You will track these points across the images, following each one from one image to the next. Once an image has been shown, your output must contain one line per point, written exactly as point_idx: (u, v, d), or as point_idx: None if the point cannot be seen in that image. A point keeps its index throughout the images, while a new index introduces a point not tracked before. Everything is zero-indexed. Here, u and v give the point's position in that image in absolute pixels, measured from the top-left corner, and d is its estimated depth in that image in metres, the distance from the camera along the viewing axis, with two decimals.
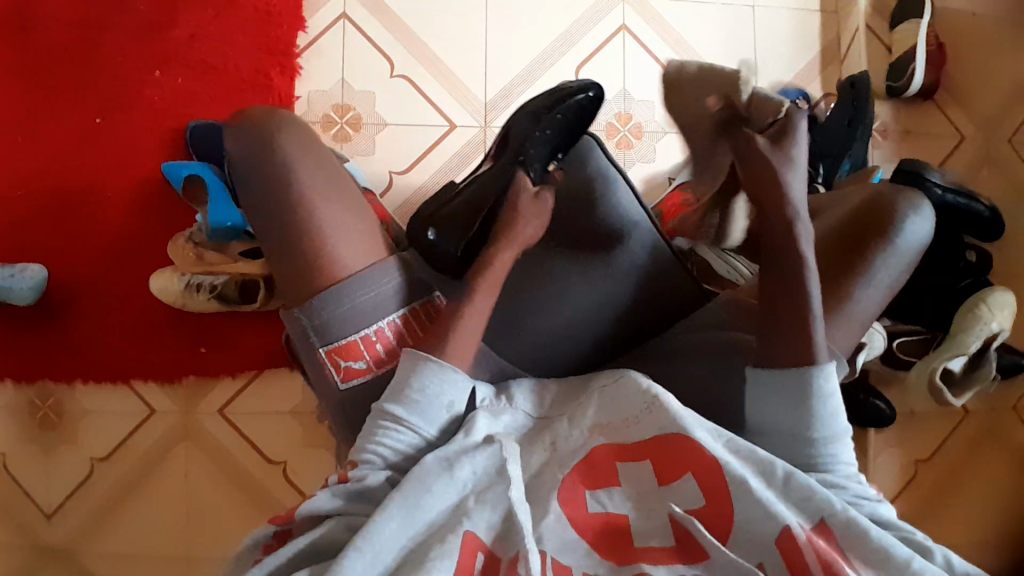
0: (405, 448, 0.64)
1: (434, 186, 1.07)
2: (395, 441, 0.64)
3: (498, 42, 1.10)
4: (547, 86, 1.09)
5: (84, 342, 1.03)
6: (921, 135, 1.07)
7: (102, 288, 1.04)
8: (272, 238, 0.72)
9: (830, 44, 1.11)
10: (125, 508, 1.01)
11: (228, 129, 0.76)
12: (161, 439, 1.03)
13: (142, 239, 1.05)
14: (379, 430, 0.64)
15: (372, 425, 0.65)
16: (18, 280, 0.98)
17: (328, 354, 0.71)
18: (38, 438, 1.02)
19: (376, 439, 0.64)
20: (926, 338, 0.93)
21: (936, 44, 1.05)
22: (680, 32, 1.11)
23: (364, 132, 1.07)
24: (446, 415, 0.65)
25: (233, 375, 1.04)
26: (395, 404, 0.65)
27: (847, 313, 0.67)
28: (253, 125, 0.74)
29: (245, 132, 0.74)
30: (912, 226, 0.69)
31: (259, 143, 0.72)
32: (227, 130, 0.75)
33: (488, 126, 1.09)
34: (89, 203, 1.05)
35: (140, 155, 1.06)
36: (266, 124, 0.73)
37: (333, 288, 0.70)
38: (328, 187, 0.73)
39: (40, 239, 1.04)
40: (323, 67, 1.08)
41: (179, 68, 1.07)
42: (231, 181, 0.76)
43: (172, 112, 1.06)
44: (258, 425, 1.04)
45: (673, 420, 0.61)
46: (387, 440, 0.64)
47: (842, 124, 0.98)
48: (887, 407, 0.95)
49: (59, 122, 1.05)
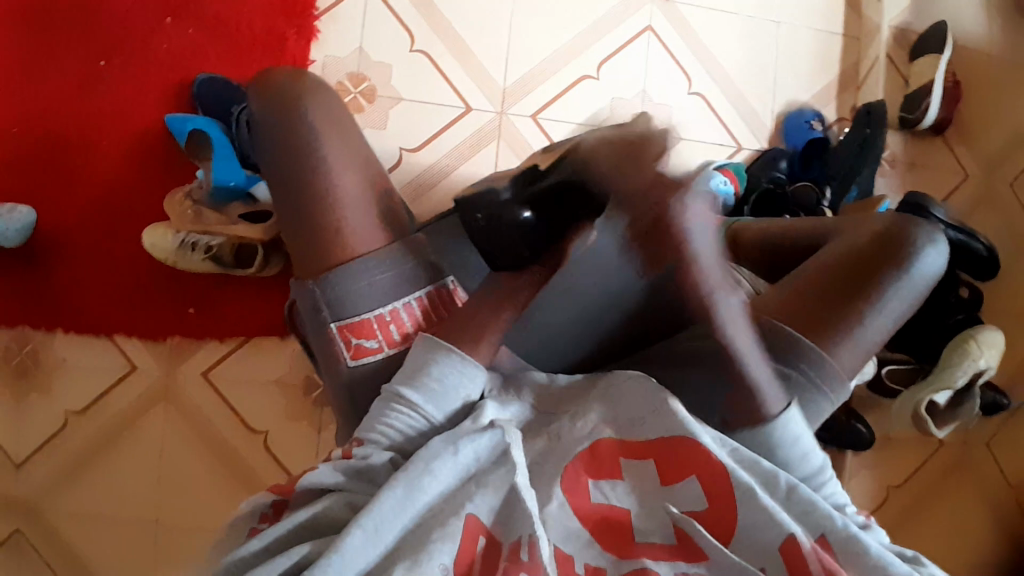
0: (414, 434, 0.64)
1: (444, 168, 1.05)
2: (405, 425, 0.63)
3: (520, 28, 1.08)
4: (565, 80, 1.08)
5: (67, 291, 0.99)
6: (927, 170, 1.09)
7: (92, 236, 1.00)
8: (291, 208, 0.71)
9: (849, 69, 1.12)
10: (97, 465, 0.98)
11: (254, 86, 0.74)
12: (141, 397, 1.00)
13: (139, 191, 1.01)
14: (387, 413, 0.64)
15: (381, 407, 0.65)
16: (5, 221, 0.94)
17: (339, 330, 0.69)
18: (10, 385, 0.98)
19: (385, 422, 0.63)
20: (914, 368, 0.97)
21: (952, 82, 1.08)
22: (704, 40, 1.11)
23: (378, 104, 1.05)
24: (457, 404, 0.65)
25: (221, 340, 1.02)
26: (409, 389, 0.64)
27: (855, 337, 0.70)
28: (282, 88, 0.73)
29: (270, 97, 0.73)
30: (926, 258, 0.73)
31: (286, 110, 0.71)
32: (252, 88, 0.74)
33: (503, 113, 1.07)
34: (84, 147, 1.01)
35: (144, 102, 1.02)
36: (295, 91, 0.72)
37: (352, 263, 0.69)
38: (353, 162, 0.73)
39: (29, 179, 0.99)
40: (342, 33, 1.06)
41: (192, 16, 1.03)
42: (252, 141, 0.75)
43: (182, 62, 1.03)
44: (243, 392, 1.02)
45: (680, 423, 0.62)
46: (396, 422, 0.63)
47: (854, 147, 1.01)
48: (867, 431, 0.99)
49: (60, 59, 1.01)
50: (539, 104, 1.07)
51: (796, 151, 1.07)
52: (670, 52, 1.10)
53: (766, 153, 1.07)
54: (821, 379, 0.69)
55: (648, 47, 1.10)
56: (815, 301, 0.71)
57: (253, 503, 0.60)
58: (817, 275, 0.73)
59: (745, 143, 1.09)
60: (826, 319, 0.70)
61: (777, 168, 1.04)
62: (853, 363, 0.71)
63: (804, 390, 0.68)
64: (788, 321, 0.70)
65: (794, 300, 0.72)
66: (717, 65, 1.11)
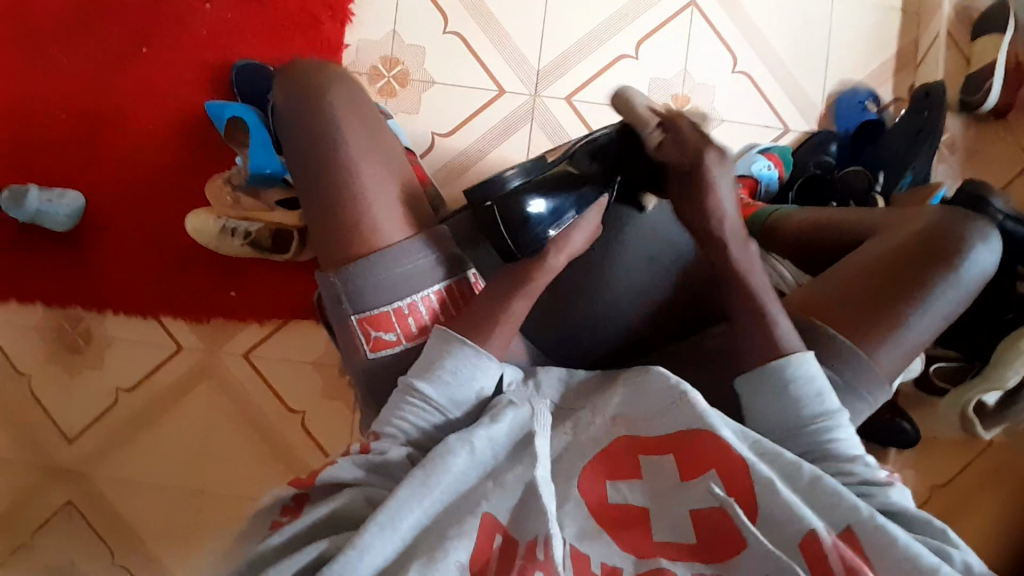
0: (430, 427, 0.64)
1: (476, 153, 1.04)
2: (420, 419, 0.64)
3: (557, 6, 1.05)
4: (602, 60, 1.05)
5: (114, 273, 1.03)
6: (991, 153, 1.02)
7: (138, 220, 1.03)
8: (313, 201, 0.72)
9: (909, 45, 1.05)
10: (144, 439, 1.03)
11: (279, 77, 0.75)
12: (184, 376, 1.04)
13: (180, 176, 1.04)
14: (404, 406, 0.64)
15: (397, 399, 0.65)
16: (56, 207, 0.98)
17: (359, 323, 0.70)
18: (64, 362, 1.03)
19: (401, 415, 0.64)
20: (962, 366, 0.92)
21: (1016, 62, 1.00)
22: (750, 14, 1.05)
23: (411, 88, 1.04)
24: (474, 399, 0.65)
25: (259, 322, 1.05)
26: (424, 382, 0.64)
27: (898, 338, 0.66)
28: (303, 79, 0.73)
29: (294, 84, 0.73)
30: (976, 257, 0.68)
31: (309, 98, 0.72)
32: (277, 78, 0.75)
33: (537, 96, 1.04)
34: (129, 134, 1.04)
35: (184, 89, 1.04)
36: (319, 78, 0.73)
37: (372, 257, 0.69)
38: (373, 152, 0.72)
39: (78, 164, 1.03)
40: (376, 15, 1.05)
41: (229, 2, 1.04)
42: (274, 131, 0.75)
43: (219, 47, 1.04)
44: (281, 372, 1.05)
45: (699, 417, 0.59)
46: (411, 416, 0.64)
47: (910, 133, 0.94)
48: (911, 428, 0.94)
49: (104, 47, 1.04)
50: (574, 86, 1.04)
51: (847, 134, 1.02)
52: (714, 28, 1.05)
53: (815, 134, 1.02)
54: (855, 382, 0.66)
55: (691, 23, 1.05)
56: (853, 300, 0.68)
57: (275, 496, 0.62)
58: (857, 272, 0.70)
59: (792, 124, 1.04)
60: (867, 319, 0.67)
61: (826, 151, 1.00)
62: (894, 365, 0.67)
63: (838, 395, 0.66)
64: (819, 319, 0.68)
65: (831, 301, 0.69)
66: (765, 40, 1.05)
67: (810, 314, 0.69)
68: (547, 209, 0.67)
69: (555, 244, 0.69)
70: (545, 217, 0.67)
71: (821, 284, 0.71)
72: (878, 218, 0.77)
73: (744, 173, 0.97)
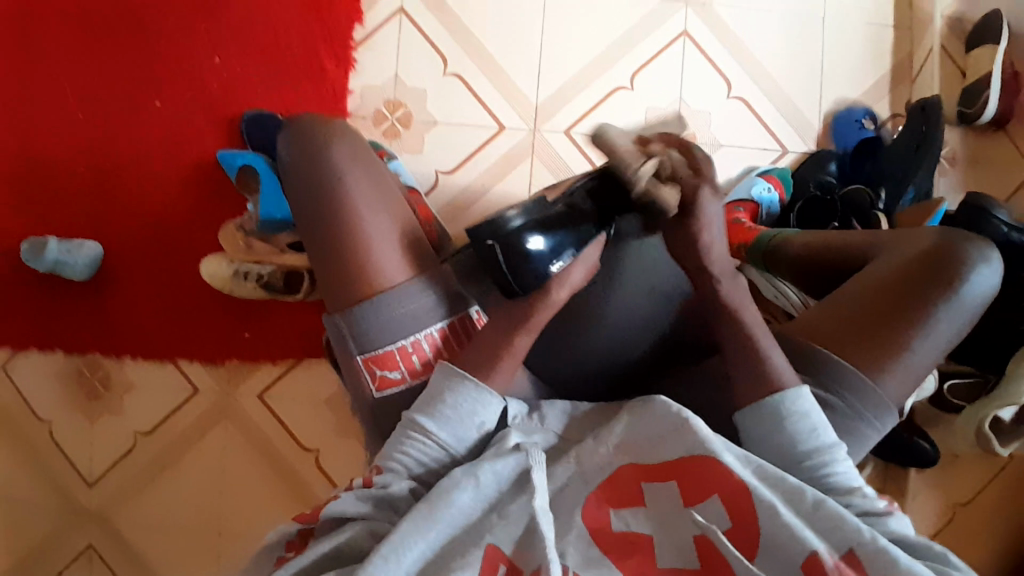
0: (431, 461, 0.64)
1: (479, 188, 1.06)
2: (422, 453, 0.64)
3: (553, 44, 1.08)
4: (599, 91, 1.07)
5: (133, 319, 1.06)
6: (991, 164, 1.03)
7: (154, 266, 1.07)
8: (317, 243, 0.74)
9: (902, 63, 1.06)
10: (163, 482, 1.04)
11: (285, 128, 0.79)
12: (202, 418, 1.06)
13: (193, 223, 1.07)
14: (405, 441, 0.64)
15: (398, 434, 0.65)
16: (75, 257, 1.02)
17: (364, 362, 0.72)
18: (85, 408, 1.05)
19: (403, 449, 0.64)
20: (978, 381, 0.91)
21: (1011, 71, 1.02)
22: (743, 41, 1.07)
23: (414, 130, 1.07)
24: (475, 434, 0.65)
25: (273, 361, 1.07)
26: (425, 416, 0.65)
27: (903, 363, 0.66)
28: (308, 131, 0.76)
29: (300, 136, 0.76)
30: (979, 275, 0.68)
31: (312, 151, 0.75)
32: (283, 130, 0.78)
33: (536, 130, 1.07)
34: (145, 183, 1.07)
35: (197, 139, 1.08)
36: (323, 130, 0.76)
37: (374, 299, 0.70)
38: (375, 197, 0.74)
39: (93, 214, 1.07)
40: (377, 62, 1.09)
41: (238, 55, 1.09)
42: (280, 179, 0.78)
43: (230, 98, 1.08)
44: (295, 412, 1.06)
45: (701, 442, 0.59)
46: (412, 451, 0.64)
47: (910, 147, 0.94)
48: (932, 448, 0.92)
49: (119, 102, 1.08)
50: (572, 119, 1.07)
51: (846, 153, 1.03)
52: (707, 55, 1.07)
53: (816, 153, 1.03)
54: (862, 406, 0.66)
55: (684, 53, 1.07)
56: (857, 323, 0.68)
57: (273, 536, 0.62)
58: (861, 292, 0.70)
59: (791, 146, 1.05)
60: (872, 345, 0.67)
61: (826, 170, 1.01)
62: (902, 389, 0.67)
63: (846, 422, 0.66)
64: (824, 347, 0.68)
65: (837, 329, 0.69)
66: (759, 66, 1.07)
67: (815, 339, 0.69)
68: (546, 246, 0.62)
69: (556, 280, 0.65)
70: (544, 254, 0.63)
71: (824, 307, 0.71)
72: (877, 238, 0.76)
73: (743, 199, 0.98)
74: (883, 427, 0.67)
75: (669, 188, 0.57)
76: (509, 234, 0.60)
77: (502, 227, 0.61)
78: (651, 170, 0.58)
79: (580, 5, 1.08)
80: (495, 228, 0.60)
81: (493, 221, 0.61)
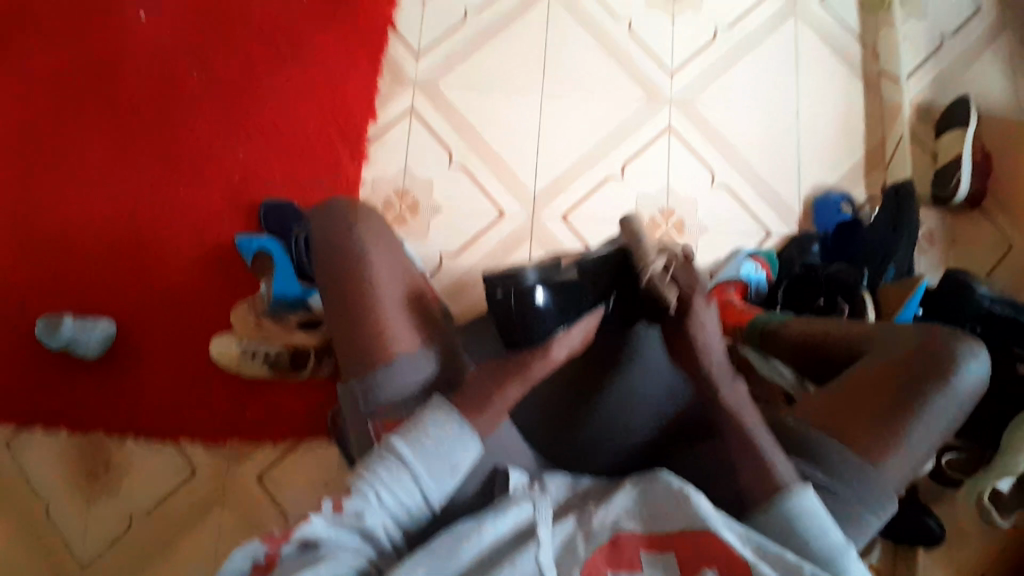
0: (402, 494, 0.61)
1: (482, 269, 1.11)
2: (396, 484, 0.60)
3: (549, 138, 1.17)
4: (592, 181, 1.15)
5: (139, 396, 1.08)
6: (968, 242, 1.10)
7: (164, 344, 1.10)
8: (335, 317, 0.77)
9: (876, 149, 1.16)
10: (156, 564, 1.02)
11: (316, 213, 0.84)
12: (201, 498, 1.05)
13: (205, 303, 1.12)
14: (378, 465, 0.61)
15: (371, 456, 0.62)
16: (88, 334, 1.06)
17: (375, 428, 0.73)
18: (85, 485, 1.05)
19: (377, 474, 0.61)
20: (972, 454, 0.91)
21: (983, 155, 1.10)
22: (725, 136, 1.17)
23: (421, 216, 1.14)
24: (450, 475, 0.63)
25: (275, 442, 1.08)
26: (403, 443, 0.62)
27: (903, 451, 0.66)
28: (339, 217, 0.82)
29: (331, 221, 0.82)
30: (972, 369, 0.69)
31: (341, 233, 0.80)
32: (314, 215, 0.84)
33: (535, 216, 1.13)
34: (163, 265, 1.13)
35: (215, 225, 1.15)
36: (350, 216, 0.81)
37: (390, 366, 0.73)
38: (395, 274, 0.79)
39: (109, 294, 1.11)
40: (389, 155, 1.17)
41: (259, 149, 1.17)
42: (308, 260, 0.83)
43: (249, 187, 1.16)
44: (293, 494, 1.06)
45: (701, 515, 0.59)
46: (385, 479, 0.60)
47: (888, 227, 0.99)
48: (938, 525, 0.91)
49: (145, 190, 1.16)
50: (569, 206, 1.14)
51: (827, 234, 1.09)
52: (691, 148, 1.16)
53: (797, 236, 1.10)
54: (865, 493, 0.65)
55: (670, 147, 1.16)
56: (853, 406, 0.68)
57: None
58: (859, 378, 0.71)
59: (774, 229, 1.12)
60: (873, 432, 0.66)
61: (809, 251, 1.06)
62: (901, 477, 0.66)
63: (852, 514, 0.64)
64: (825, 432, 0.67)
65: (840, 415, 0.68)
66: (740, 158, 1.16)
67: (814, 423, 0.69)
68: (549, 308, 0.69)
69: (556, 340, 0.71)
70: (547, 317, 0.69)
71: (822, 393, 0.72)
72: (876, 328, 0.77)
73: (733, 278, 1.03)
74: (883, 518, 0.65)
75: (669, 287, 0.70)
76: (519, 291, 0.68)
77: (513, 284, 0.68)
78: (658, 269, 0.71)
79: (574, 105, 1.18)
80: (507, 286, 0.68)
81: (507, 278, 0.69)
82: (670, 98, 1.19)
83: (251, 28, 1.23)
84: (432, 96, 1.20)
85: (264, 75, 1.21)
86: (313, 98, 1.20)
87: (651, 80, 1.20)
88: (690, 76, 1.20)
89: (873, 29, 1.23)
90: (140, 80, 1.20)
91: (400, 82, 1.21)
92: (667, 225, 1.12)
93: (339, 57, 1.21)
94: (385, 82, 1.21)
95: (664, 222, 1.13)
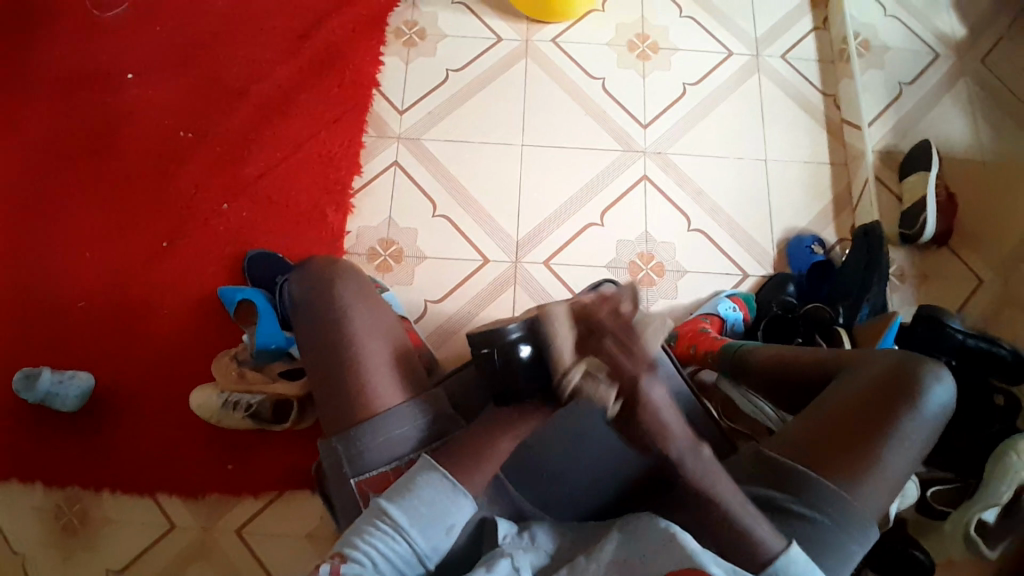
0: (396, 558, 0.60)
1: (466, 315, 1.12)
2: (389, 548, 0.60)
3: (530, 188, 1.20)
4: (573, 228, 1.17)
5: (117, 449, 1.06)
6: (937, 280, 1.14)
7: (144, 396, 1.08)
8: (318, 368, 0.77)
9: (842, 193, 1.21)
10: None
11: (296, 269, 0.84)
12: (178, 555, 1.02)
13: (187, 353, 1.11)
14: (372, 531, 0.61)
15: (364, 522, 0.62)
16: (67, 388, 1.04)
17: (359, 486, 0.70)
18: (57, 545, 1.02)
19: (370, 538, 0.61)
20: (959, 486, 0.92)
21: (945, 195, 1.15)
22: (699, 184, 1.21)
23: (405, 264, 1.15)
24: (446, 537, 0.63)
25: (255, 495, 1.05)
26: (396, 507, 0.62)
27: (877, 477, 0.66)
28: (320, 272, 0.82)
29: (312, 275, 0.82)
30: (934, 392, 0.70)
31: (323, 287, 0.80)
32: (294, 270, 0.84)
33: (518, 262, 1.15)
34: (145, 317, 1.12)
35: (199, 276, 1.15)
36: (331, 271, 0.82)
37: (373, 420, 0.72)
38: (376, 327, 0.79)
39: (90, 348, 1.10)
40: (374, 206, 1.20)
41: (244, 202, 1.19)
42: (289, 315, 0.83)
43: (234, 238, 1.17)
44: (274, 549, 1.02)
45: (689, 556, 0.57)
46: (379, 544, 0.60)
47: (859, 269, 1.03)
48: (927, 557, 0.90)
49: (130, 243, 1.16)
50: (550, 252, 1.16)
51: (802, 275, 1.12)
52: (667, 195, 1.20)
53: (773, 277, 1.13)
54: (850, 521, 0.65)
55: (647, 194, 1.20)
56: (826, 435, 0.69)
57: None
58: (831, 408, 0.71)
59: (751, 270, 1.15)
60: (844, 455, 0.67)
61: (786, 291, 1.08)
62: (880, 504, 0.66)
63: (836, 539, 0.64)
64: (797, 458, 0.68)
65: (812, 440, 0.69)
66: (714, 204, 1.20)
67: (788, 453, 0.69)
68: (528, 364, 0.65)
69: (548, 396, 0.68)
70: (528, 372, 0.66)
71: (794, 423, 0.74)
72: (844, 355, 0.78)
73: (710, 312, 1.06)
74: (867, 543, 0.65)
75: (603, 389, 0.56)
76: (497, 346, 0.67)
77: (496, 335, 0.68)
78: (588, 372, 0.57)
79: (553, 157, 1.22)
80: (490, 341, 0.68)
81: (492, 334, 0.69)
82: (644, 149, 1.23)
83: (239, 87, 1.27)
84: (416, 149, 1.23)
85: (251, 131, 1.24)
86: (299, 153, 1.22)
87: (627, 133, 1.25)
88: (663, 128, 1.25)
89: (834, 83, 1.30)
90: (130, 140, 1.23)
91: (384, 136, 1.24)
92: (646, 269, 1.15)
93: (325, 113, 1.25)
94: (371, 136, 1.24)
95: (643, 266, 1.15)
